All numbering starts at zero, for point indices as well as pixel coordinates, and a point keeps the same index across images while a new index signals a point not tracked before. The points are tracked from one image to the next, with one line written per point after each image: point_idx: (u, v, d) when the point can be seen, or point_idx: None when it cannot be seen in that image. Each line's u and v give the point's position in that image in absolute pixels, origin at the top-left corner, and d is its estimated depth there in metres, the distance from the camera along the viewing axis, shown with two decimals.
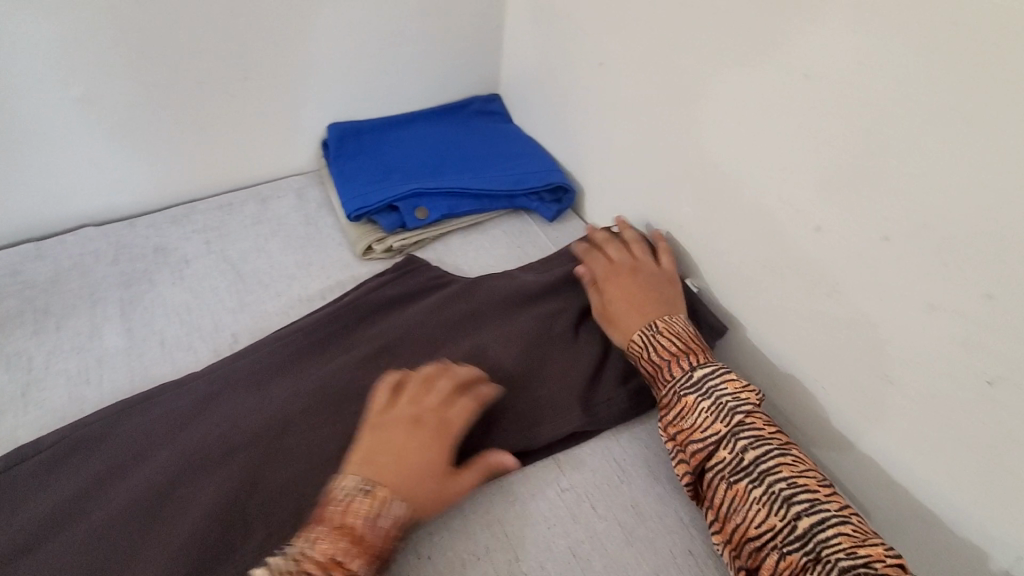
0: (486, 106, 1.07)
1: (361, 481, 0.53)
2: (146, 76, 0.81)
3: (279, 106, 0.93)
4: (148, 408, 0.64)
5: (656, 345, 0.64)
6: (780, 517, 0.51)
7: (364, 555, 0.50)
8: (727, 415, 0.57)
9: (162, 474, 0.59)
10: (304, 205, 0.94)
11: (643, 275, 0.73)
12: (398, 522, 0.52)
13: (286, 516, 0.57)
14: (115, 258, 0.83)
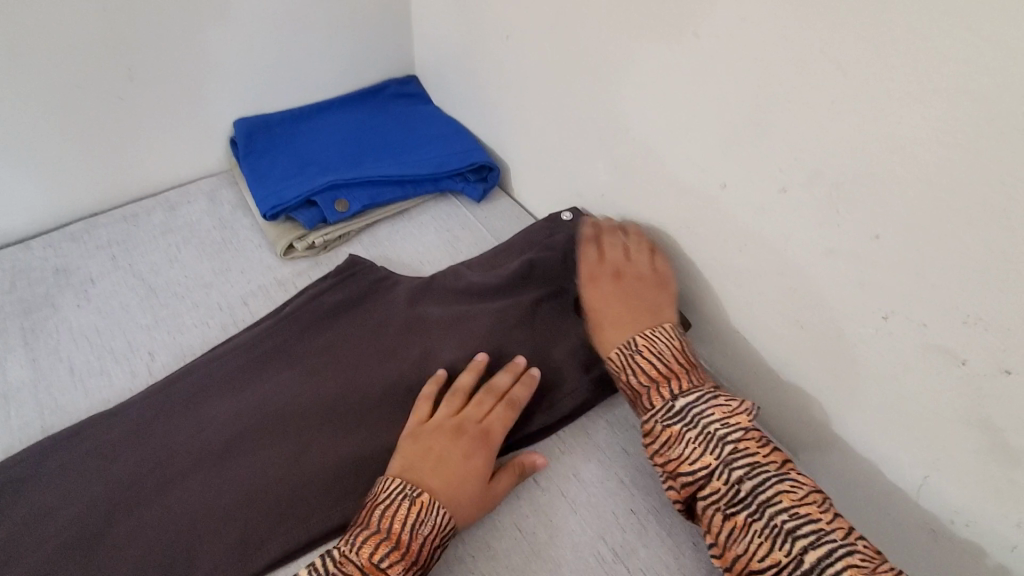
0: (403, 89, 1.03)
1: (403, 487, 0.54)
2: (16, 84, 0.74)
3: (177, 106, 0.87)
4: (69, 445, 0.60)
5: (636, 368, 0.61)
6: (784, 551, 0.48)
7: (409, 561, 0.50)
8: (718, 447, 0.54)
9: (93, 514, 0.55)
10: (216, 209, 0.89)
11: (624, 280, 0.69)
12: (439, 526, 0.52)
13: (231, 545, 0.55)
14: (12, 284, 0.77)
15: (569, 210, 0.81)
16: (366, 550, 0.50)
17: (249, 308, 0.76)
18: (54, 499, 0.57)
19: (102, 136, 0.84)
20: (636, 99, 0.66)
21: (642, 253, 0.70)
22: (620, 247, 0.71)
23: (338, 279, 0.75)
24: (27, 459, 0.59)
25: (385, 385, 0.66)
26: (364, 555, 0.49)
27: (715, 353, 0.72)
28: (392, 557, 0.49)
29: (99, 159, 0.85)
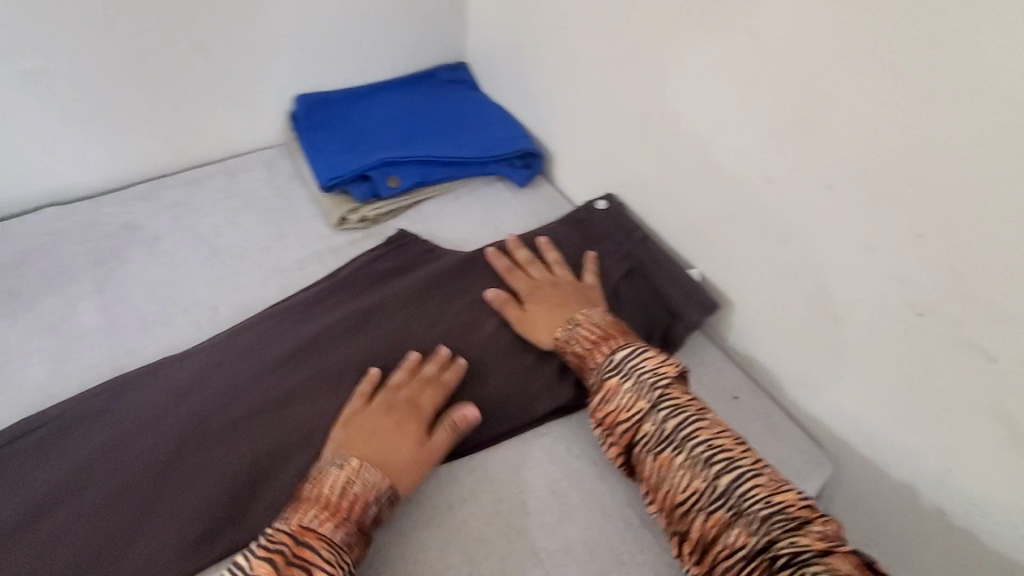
0: (454, 74, 1.07)
1: (335, 463, 0.56)
2: (101, 48, 0.80)
3: (242, 78, 0.92)
4: (145, 383, 0.65)
5: (579, 336, 0.67)
6: (704, 481, 0.54)
7: (339, 519, 0.52)
8: (650, 392, 0.59)
9: (167, 444, 0.60)
10: (274, 178, 0.94)
11: (561, 284, 0.74)
12: (374, 486, 0.54)
13: (291, 480, 0.59)
14: (84, 236, 0.82)
15: (604, 198, 0.85)
16: (293, 522, 0.52)
17: (304, 273, 0.80)
18: (131, 429, 0.62)
19: (172, 102, 0.89)
20: (685, 94, 0.69)
21: (591, 268, 0.77)
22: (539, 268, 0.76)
23: (390, 250, 0.81)
24: (107, 393, 0.65)
25: (430, 351, 0.70)
26: (292, 525, 0.51)
27: (746, 344, 0.74)
28: (323, 520, 0.52)
29: (169, 125, 0.90)
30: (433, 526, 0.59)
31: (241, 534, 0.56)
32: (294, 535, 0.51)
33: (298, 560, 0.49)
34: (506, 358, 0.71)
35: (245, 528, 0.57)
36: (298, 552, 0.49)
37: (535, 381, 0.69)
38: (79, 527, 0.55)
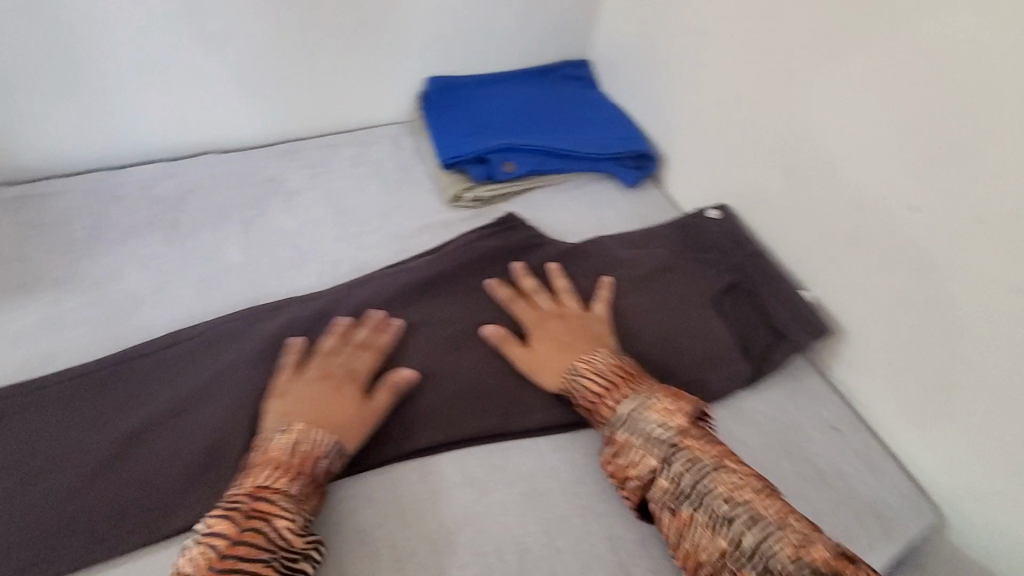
0: (576, 72, 1.09)
1: (282, 433, 0.59)
2: (279, 18, 0.89)
3: (386, 57, 0.99)
4: (274, 316, 0.73)
5: (583, 390, 0.65)
6: (728, 541, 0.51)
7: (290, 476, 0.55)
8: (660, 448, 0.58)
9: (287, 373, 0.67)
10: (398, 151, 1.00)
11: (568, 321, 0.72)
12: (320, 442, 0.58)
13: (391, 425, 0.65)
14: (234, 184, 0.91)
15: (717, 208, 0.84)
16: (247, 487, 0.54)
17: (416, 241, 0.86)
18: (257, 354, 0.69)
19: (322, 72, 0.97)
20: (830, 114, 0.69)
21: (602, 296, 0.76)
22: (545, 295, 0.76)
23: (495, 230, 0.84)
24: (243, 320, 0.73)
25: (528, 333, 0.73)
26: (247, 489, 0.54)
27: (851, 375, 0.72)
28: (276, 479, 0.55)
29: (316, 93, 0.99)
30: (516, 493, 0.61)
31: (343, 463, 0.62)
32: (252, 496, 0.53)
33: (256, 515, 0.52)
34: None
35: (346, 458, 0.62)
36: (254, 510, 0.52)
37: None
38: (209, 430, 0.63)
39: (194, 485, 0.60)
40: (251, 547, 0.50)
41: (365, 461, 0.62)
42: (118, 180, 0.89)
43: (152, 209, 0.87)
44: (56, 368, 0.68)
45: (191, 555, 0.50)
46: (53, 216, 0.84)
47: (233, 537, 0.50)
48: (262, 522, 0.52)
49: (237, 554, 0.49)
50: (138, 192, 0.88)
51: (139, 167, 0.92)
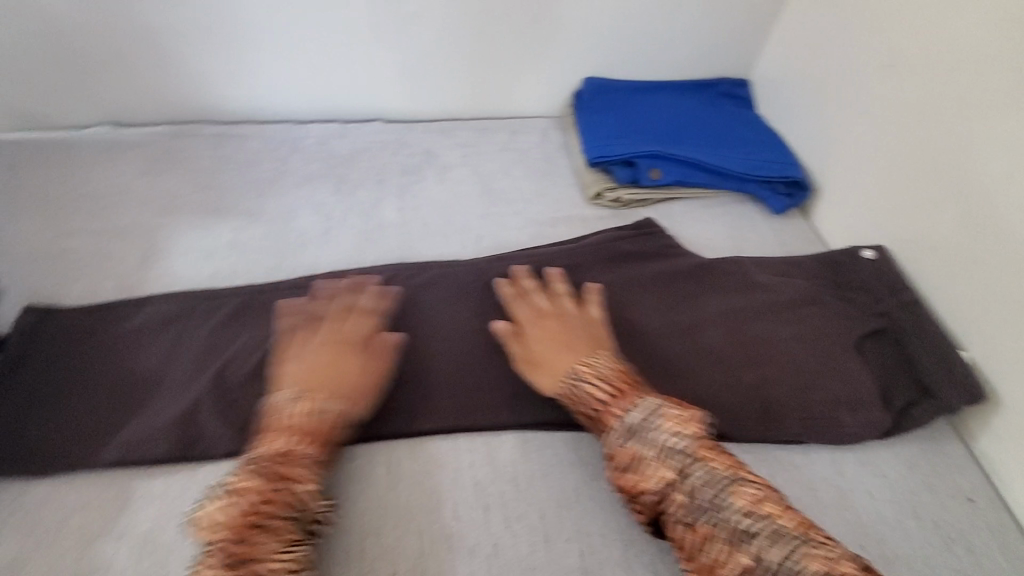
0: (734, 89, 1.08)
1: (294, 399, 0.58)
2: (467, 4, 0.94)
3: (552, 51, 1.02)
4: (418, 275, 0.79)
5: (580, 392, 0.62)
6: (752, 555, 0.49)
7: (314, 442, 0.56)
8: (681, 462, 0.54)
9: (423, 328, 0.73)
10: (546, 142, 1.04)
11: (560, 318, 0.70)
12: (332, 411, 0.59)
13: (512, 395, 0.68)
14: (395, 150, 0.99)
15: (873, 248, 0.82)
16: (270, 450, 0.55)
17: (556, 230, 0.89)
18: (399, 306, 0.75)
19: (491, 59, 1.01)
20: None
21: (596, 299, 0.73)
22: (541, 295, 0.73)
23: (634, 232, 0.86)
24: (391, 273, 0.79)
25: (654, 340, 0.75)
26: (270, 451, 0.54)
27: (1000, 446, 0.69)
28: (297, 443, 0.55)
29: (482, 78, 1.04)
30: None
31: (462, 418, 0.66)
32: (274, 458, 0.54)
33: (280, 475, 0.52)
34: (729, 371, 0.73)
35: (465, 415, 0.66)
36: (278, 468, 0.53)
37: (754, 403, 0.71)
38: None
39: None
40: (272, 502, 0.51)
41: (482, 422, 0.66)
42: (301, 132, 1.00)
43: (325, 161, 0.96)
44: (237, 285, 0.78)
45: (215, 509, 0.50)
46: (247, 156, 0.96)
47: (254, 492, 0.51)
48: (286, 480, 0.52)
49: (254, 510, 0.50)
50: (317, 147, 0.98)
51: (317, 124, 1.02)
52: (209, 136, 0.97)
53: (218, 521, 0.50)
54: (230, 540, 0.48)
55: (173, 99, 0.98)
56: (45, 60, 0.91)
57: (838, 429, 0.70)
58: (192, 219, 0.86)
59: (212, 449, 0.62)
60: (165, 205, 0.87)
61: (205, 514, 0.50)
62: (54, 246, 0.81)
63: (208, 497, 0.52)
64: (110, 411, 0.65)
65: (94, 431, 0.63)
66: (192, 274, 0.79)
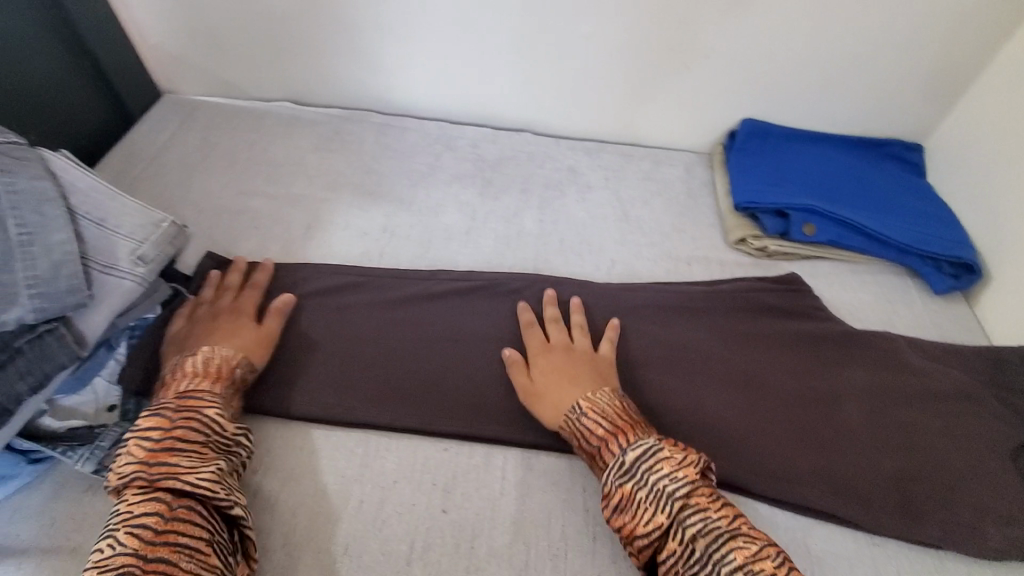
0: (905, 153, 1.01)
1: (189, 356, 0.64)
2: (640, 33, 0.94)
3: (716, 89, 1.00)
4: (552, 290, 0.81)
5: (585, 430, 0.62)
6: None
7: (214, 380, 0.63)
8: (669, 506, 0.54)
9: None
10: (690, 178, 1.02)
11: (572, 355, 0.70)
12: (229, 355, 0.65)
13: None
14: (540, 163, 1.02)
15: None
16: (169, 394, 0.61)
17: (690, 269, 0.88)
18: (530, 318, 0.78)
19: (651, 88, 1.01)
20: None
21: (609, 336, 0.73)
22: (559, 328, 0.73)
23: (779, 287, 0.83)
24: (525, 283, 0.82)
25: (784, 401, 0.72)
26: (172, 394, 0.60)
27: None
28: (196, 381, 0.62)
29: (637, 105, 1.04)
30: None
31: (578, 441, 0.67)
32: (175, 399, 0.59)
33: (185, 409, 0.58)
34: (864, 453, 0.69)
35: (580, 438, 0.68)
36: (181, 404, 0.58)
37: (886, 493, 0.66)
38: (476, 364, 0.73)
39: (453, 401, 0.70)
40: (186, 433, 0.56)
41: None
42: (456, 132, 1.05)
43: (474, 164, 1.01)
44: (384, 267, 0.84)
45: (129, 450, 0.55)
46: (405, 147, 1.02)
47: (163, 428, 0.56)
48: (190, 414, 0.58)
49: (166, 443, 0.55)
50: (467, 149, 1.03)
51: (471, 127, 1.07)
52: (374, 124, 1.05)
53: (132, 455, 0.55)
54: (148, 468, 0.53)
55: (351, 87, 1.07)
56: (253, 39, 1.02)
57: (983, 544, 0.63)
58: (352, 199, 0.93)
59: (349, 417, 0.68)
60: (330, 182, 0.95)
61: (122, 454, 0.55)
62: (236, 204, 0.91)
63: (120, 446, 0.56)
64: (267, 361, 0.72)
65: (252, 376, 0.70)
66: (346, 251, 0.86)
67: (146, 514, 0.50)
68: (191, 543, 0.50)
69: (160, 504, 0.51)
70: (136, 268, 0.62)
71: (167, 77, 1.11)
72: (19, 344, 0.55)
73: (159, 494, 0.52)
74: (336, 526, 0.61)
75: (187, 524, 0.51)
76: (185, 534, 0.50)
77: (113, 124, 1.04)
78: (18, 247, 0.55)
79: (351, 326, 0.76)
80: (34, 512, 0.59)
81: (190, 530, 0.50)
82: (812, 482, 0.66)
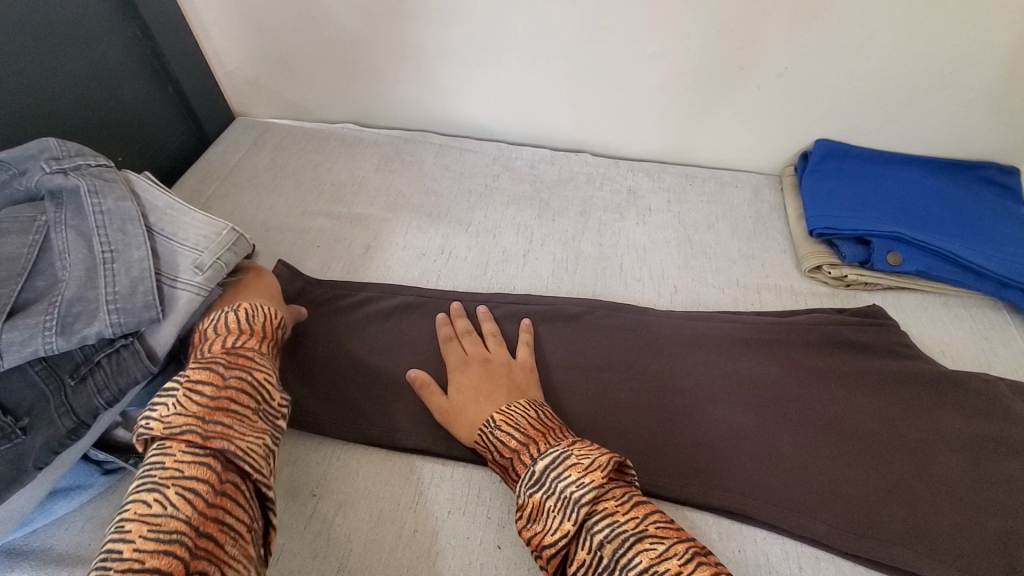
0: (1002, 177, 0.92)
1: (229, 312, 0.65)
2: (706, 53, 0.91)
3: (788, 109, 0.95)
4: (614, 317, 0.79)
5: (497, 444, 0.61)
6: None
7: (259, 339, 0.64)
8: (575, 513, 0.52)
9: (614, 373, 0.73)
10: (759, 201, 0.98)
11: (488, 369, 0.69)
12: (268, 314, 0.67)
13: (691, 467, 0.65)
14: (600, 184, 1.00)
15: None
16: (218, 350, 0.60)
17: (760, 297, 0.84)
18: (592, 346, 0.76)
19: (718, 108, 0.97)
20: None
21: (524, 338, 0.74)
22: (473, 340, 0.74)
23: (864, 320, 0.77)
24: (586, 309, 0.79)
25: (866, 447, 0.66)
26: (218, 349, 0.60)
27: None
28: (241, 341, 0.62)
29: (701, 125, 1.00)
30: None
31: (642, 478, 0.64)
32: (225, 357, 0.59)
33: (236, 367, 0.58)
34: (962, 509, 0.62)
35: (645, 476, 0.65)
36: (232, 362, 0.59)
37: (991, 557, 0.58)
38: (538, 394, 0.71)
39: None
40: (239, 393, 0.56)
41: (660, 488, 0.64)
42: (514, 152, 1.05)
43: (532, 184, 1.00)
44: (442, 288, 0.84)
45: (178, 400, 0.54)
46: (465, 168, 1.03)
47: (218, 384, 0.56)
48: (243, 374, 0.58)
49: (221, 401, 0.55)
50: (526, 170, 1.02)
51: (529, 148, 1.07)
52: (433, 145, 1.06)
53: (184, 409, 0.53)
54: (203, 424, 0.53)
55: (414, 109, 1.09)
56: (320, 63, 1.06)
57: None
58: (412, 218, 0.94)
59: (406, 442, 0.68)
60: (391, 202, 0.97)
61: (169, 405, 0.53)
62: (302, 223, 0.93)
63: (167, 393, 0.55)
64: (327, 376, 0.73)
65: (311, 392, 0.71)
66: (406, 271, 0.87)
67: (197, 480, 0.49)
68: (236, 524, 0.50)
69: (211, 473, 0.50)
70: (196, 278, 0.64)
71: (241, 101, 1.16)
72: (98, 358, 0.58)
73: (211, 462, 0.51)
74: (388, 556, 0.60)
75: (234, 503, 0.50)
76: (233, 515, 0.50)
77: (190, 144, 1.09)
78: (102, 265, 0.59)
79: (411, 347, 0.76)
80: (104, 522, 0.61)
81: (238, 506, 0.51)
82: (907, 540, 0.60)
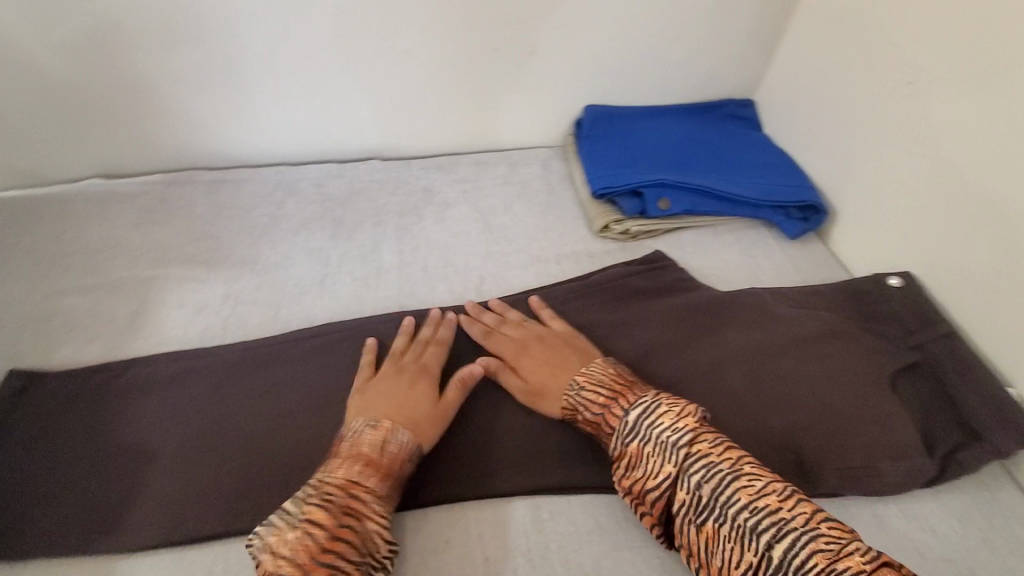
0: (740, 111, 1.05)
1: (372, 429, 0.60)
2: (460, 39, 0.91)
3: (553, 82, 0.99)
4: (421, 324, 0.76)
5: (586, 402, 0.64)
6: (754, 552, 0.48)
7: (382, 475, 0.57)
8: (675, 455, 0.55)
9: None
10: (548, 174, 1.01)
11: (547, 343, 0.71)
12: (405, 442, 0.60)
13: (517, 456, 0.65)
14: (394, 189, 0.96)
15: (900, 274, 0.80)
16: (344, 491, 0.54)
17: (561, 268, 0.86)
18: None
19: (490, 91, 0.98)
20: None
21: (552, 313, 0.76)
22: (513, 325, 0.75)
23: (646, 267, 0.83)
24: (393, 323, 0.76)
25: (667, 385, 0.71)
26: (334, 483, 0.55)
27: None
28: (365, 473, 0.56)
29: (480, 111, 1.01)
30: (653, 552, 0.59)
31: (471, 484, 0.63)
32: (343, 500, 0.53)
33: (350, 512, 0.53)
34: (751, 415, 0.68)
35: (474, 480, 0.63)
36: (338, 500, 0.53)
37: (780, 451, 0.66)
38: None
39: None
40: (343, 543, 0.50)
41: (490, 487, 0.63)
42: (297, 174, 0.98)
43: (323, 204, 0.94)
44: (230, 341, 0.75)
45: (275, 545, 0.50)
46: (242, 202, 0.93)
47: (326, 531, 0.51)
48: (355, 521, 0.52)
49: (330, 549, 0.50)
50: (313, 189, 0.96)
51: (314, 165, 1.00)
52: (202, 184, 0.95)
53: (288, 557, 0.49)
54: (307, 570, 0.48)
55: (169, 149, 0.96)
56: (34, 116, 0.89)
57: (877, 479, 0.64)
58: (186, 271, 0.83)
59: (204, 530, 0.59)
60: (159, 258, 0.85)
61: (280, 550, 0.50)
62: (44, 309, 0.78)
63: (270, 529, 0.51)
64: (96, 484, 0.62)
65: (76, 511, 0.60)
66: (184, 332, 0.76)
67: None
68: None
69: None
70: None
71: None
72: None
73: None
74: None
75: None
76: None
77: None
78: None
79: (198, 418, 0.67)
80: None
81: None
82: None
